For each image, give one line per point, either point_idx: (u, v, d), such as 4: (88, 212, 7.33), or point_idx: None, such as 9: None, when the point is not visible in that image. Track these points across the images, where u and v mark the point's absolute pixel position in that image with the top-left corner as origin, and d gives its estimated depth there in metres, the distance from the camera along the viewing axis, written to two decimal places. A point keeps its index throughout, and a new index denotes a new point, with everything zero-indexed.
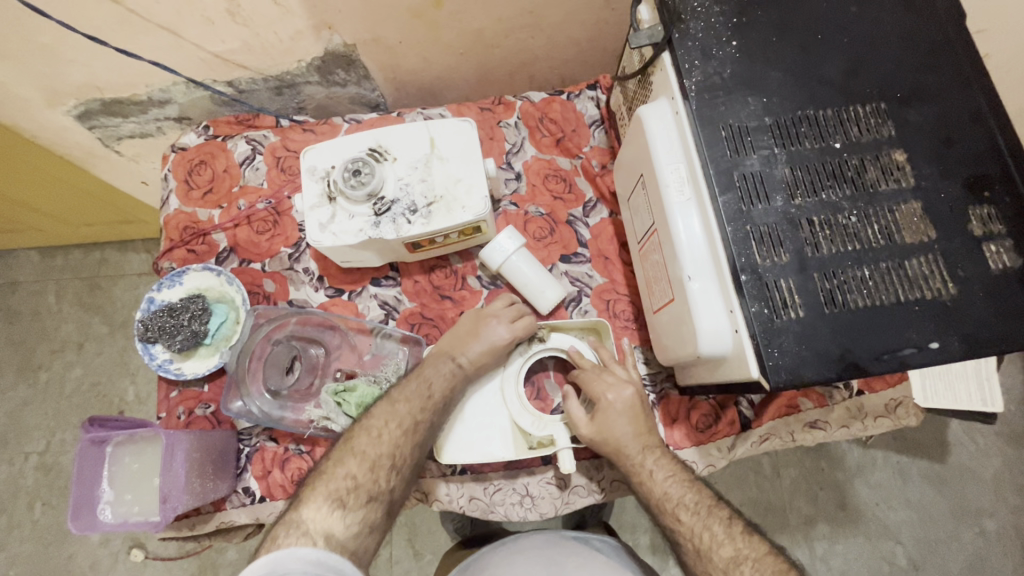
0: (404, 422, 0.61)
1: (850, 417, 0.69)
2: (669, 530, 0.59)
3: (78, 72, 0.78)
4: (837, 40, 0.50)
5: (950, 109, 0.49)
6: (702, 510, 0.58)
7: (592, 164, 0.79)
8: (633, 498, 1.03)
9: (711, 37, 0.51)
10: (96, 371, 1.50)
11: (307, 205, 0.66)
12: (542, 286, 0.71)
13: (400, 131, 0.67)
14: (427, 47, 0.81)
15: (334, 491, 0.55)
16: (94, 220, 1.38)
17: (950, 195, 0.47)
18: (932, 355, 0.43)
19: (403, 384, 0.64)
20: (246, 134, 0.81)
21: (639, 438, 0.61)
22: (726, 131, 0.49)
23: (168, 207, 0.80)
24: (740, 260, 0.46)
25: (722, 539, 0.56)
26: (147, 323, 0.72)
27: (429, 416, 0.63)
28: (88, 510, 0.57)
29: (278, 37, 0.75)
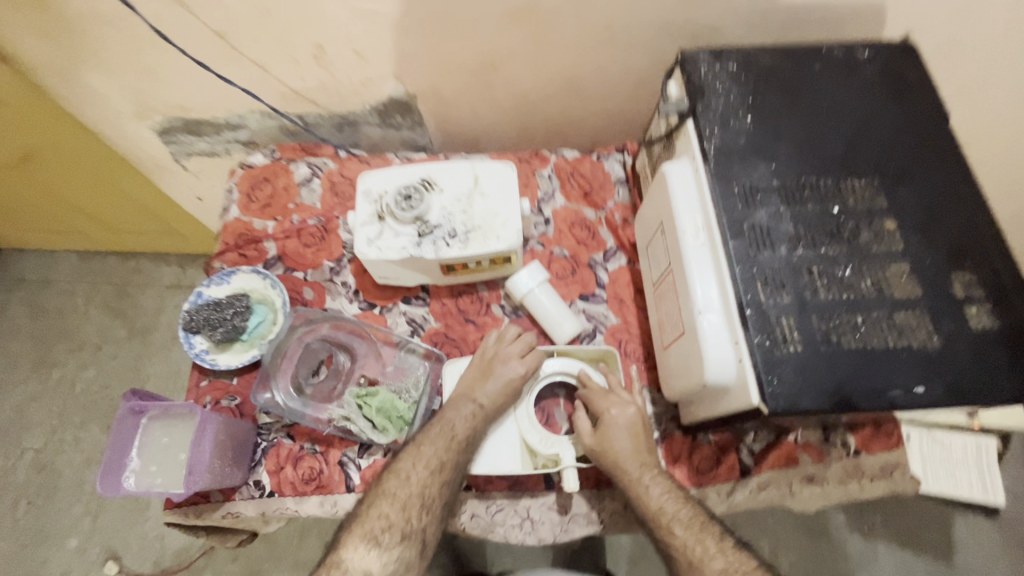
0: (430, 462, 0.64)
1: (847, 476, 0.71)
2: (663, 543, 0.61)
3: (172, 93, 0.90)
4: (837, 125, 0.59)
5: (935, 189, 0.56)
6: (694, 525, 0.60)
7: (615, 217, 0.86)
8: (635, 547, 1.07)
9: (729, 111, 0.60)
10: (109, 374, 1.53)
11: (359, 221, 0.73)
12: (560, 319, 0.77)
13: (449, 166, 0.76)
14: (477, 103, 0.92)
15: (369, 532, 0.61)
16: (141, 230, 1.47)
17: (934, 260, 0.53)
18: (918, 398, 0.48)
19: (427, 427, 0.67)
20: (309, 160, 0.91)
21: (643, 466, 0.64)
22: (739, 188, 0.56)
23: (228, 215, 0.89)
24: (746, 296, 0.52)
25: (713, 552, 0.59)
26: (193, 314, 0.78)
27: (455, 455, 0.66)
28: (117, 475, 0.60)
29: (351, 81, 0.87)
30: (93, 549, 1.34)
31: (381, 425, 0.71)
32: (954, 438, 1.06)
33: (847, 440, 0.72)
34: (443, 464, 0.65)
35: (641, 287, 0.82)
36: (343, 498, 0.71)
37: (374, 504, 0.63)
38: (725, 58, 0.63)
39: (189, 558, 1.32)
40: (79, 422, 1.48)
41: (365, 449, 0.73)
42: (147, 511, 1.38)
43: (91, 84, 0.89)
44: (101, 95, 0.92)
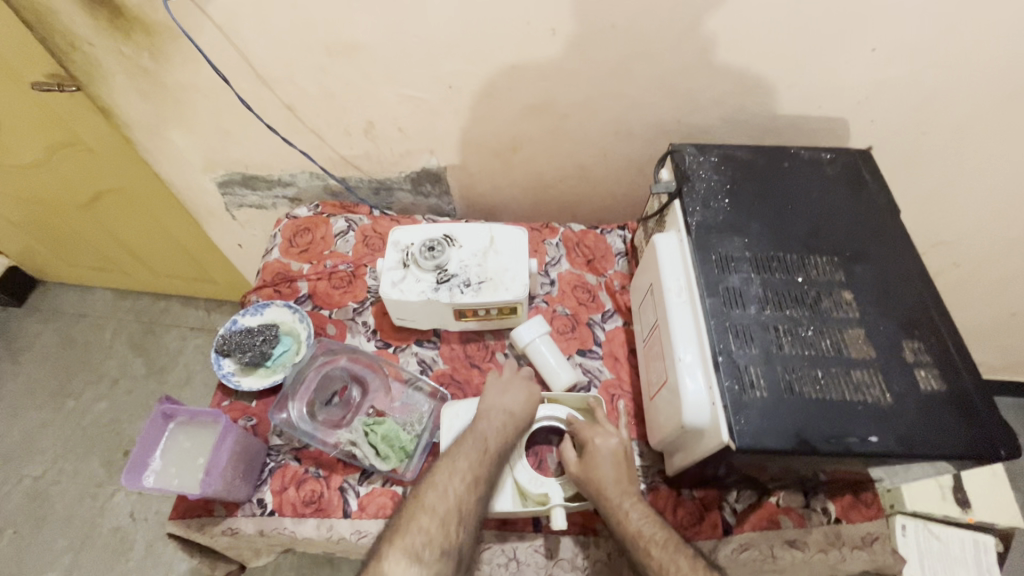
0: (439, 495, 0.68)
1: (828, 544, 0.73)
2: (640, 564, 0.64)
3: (239, 151, 1.05)
4: (802, 211, 0.70)
5: (886, 270, 0.65)
6: (669, 546, 0.64)
7: (614, 283, 0.96)
8: None
9: (710, 194, 0.71)
10: (120, 408, 1.57)
11: (386, 266, 0.83)
12: (558, 369, 0.83)
13: (468, 226, 0.87)
14: (498, 178, 1.05)
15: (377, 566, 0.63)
16: (178, 272, 1.59)
17: (886, 329, 0.60)
18: (872, 446, 0.53)
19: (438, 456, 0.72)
20: (347, 215, 1.03)
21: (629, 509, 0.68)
22: (716, 256, 0.66)
23: (270, 256, 1.00)
24: (719, 346, 0.59)
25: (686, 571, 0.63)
26: (227, 339, 0.87)
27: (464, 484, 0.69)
28: (139, 471, 0.65)
29: (393, 152, 1.01)
30: None
31: (384, 453, 0.75)
32: (950, 532, 1.05)
33: (826, 507, 0.75)
34: (439, 490, 0.68)
35: (634, 347, 0.89)
36: (339, 523, 0.74)
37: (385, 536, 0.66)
38: (708, 152, 0.75)
39: None
40: (81, 453, 1.50)
41: (365, 477, 0.77)
42: (130, 550, 1.36)
43: (173, 140, 1.04)
44: (178, 150, 1.07)
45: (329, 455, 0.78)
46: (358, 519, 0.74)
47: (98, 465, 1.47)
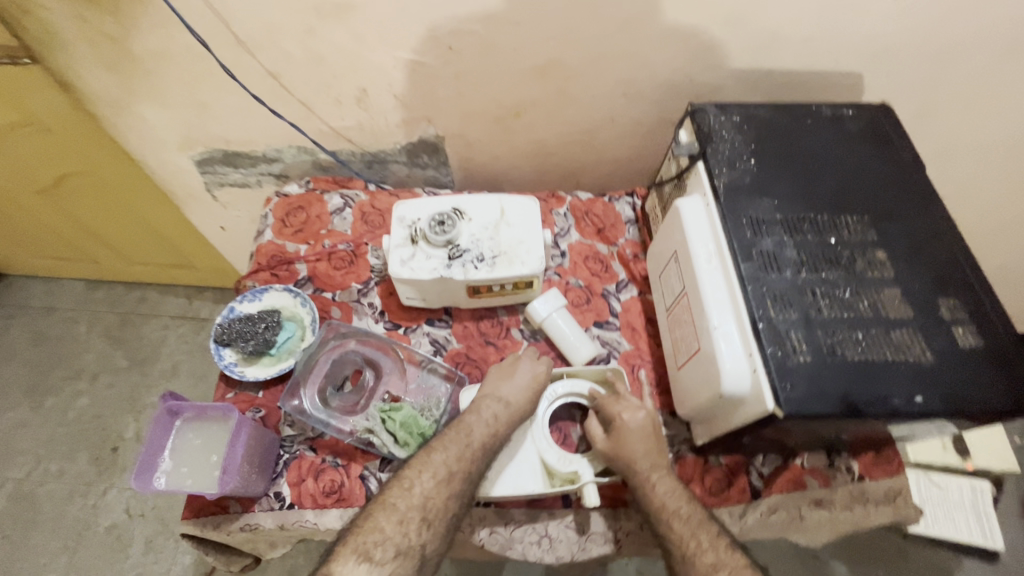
0: (448, 466, 0.66)
1: (853, 501, 0.74)
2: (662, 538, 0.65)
3: (218, 126, 0.97)
4: (830, 170, 0.68)
5: (919, 227, 0.63)
6: (693, 520, 0.64)
7: (626, 252, 0.93)
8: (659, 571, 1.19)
9: (735, 155, 0.68)
10: (103, 404, 1.49)
11: (393, 244, 0.79)
12: (578, 343, 0.81)
13: (477, 198, 0.82)
14: (499, 147, 1.01)
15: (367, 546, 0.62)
16: (155, 259, 1.50)
17: (922, 287, 0.59)
18: (917, 407, 0.52)
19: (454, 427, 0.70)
20: (342, 191, 0.97)
21: (661, 481, 0.67)
22: (746, 219, 0.63)
23: (262, 238, 0.94)
24: (758, 312, 0.57)
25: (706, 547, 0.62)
26: (226, 327, 0.81)
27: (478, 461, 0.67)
28: (148, 474, 0.61)
29: (387, 122, 0.95)
30: None
31: (403, 440, 0.72)
32: (948, 477, 1.10)
33: (851, 465, 0.75)
34: (468, 473, 0.66)
35: (651, 317, 0.87)
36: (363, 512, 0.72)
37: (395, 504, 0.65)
38: (730, 110, 0.72)
39: None
40: (66, 452, 1.43)
41: (386, 463, 0.74)
42: (129, 547, 1.32)
43: (143, 115, 0.96)
44: (150, 126, 0.98)
45: (346, 443, 0.75)
46: None
47: (85, 463, 1.41)
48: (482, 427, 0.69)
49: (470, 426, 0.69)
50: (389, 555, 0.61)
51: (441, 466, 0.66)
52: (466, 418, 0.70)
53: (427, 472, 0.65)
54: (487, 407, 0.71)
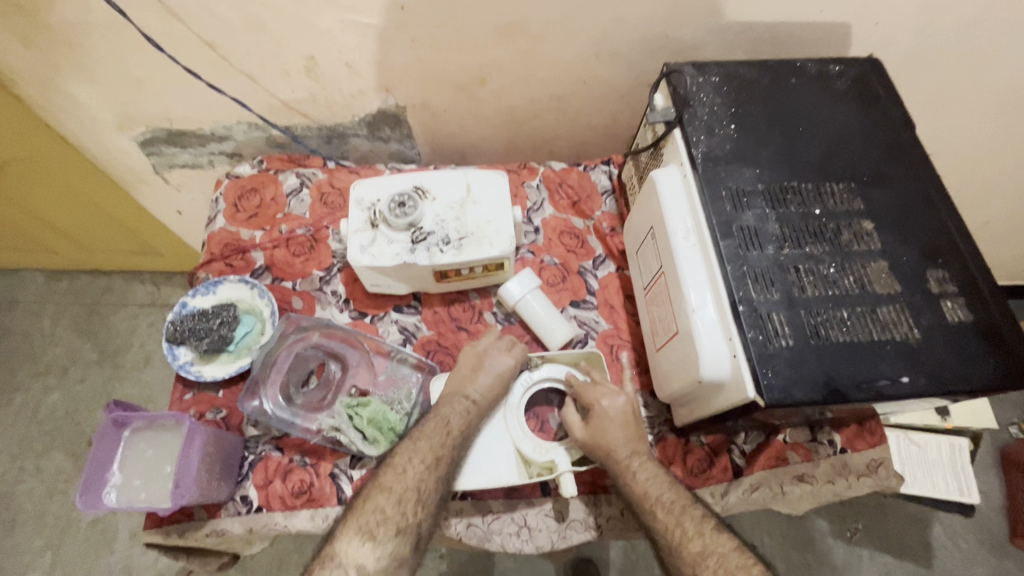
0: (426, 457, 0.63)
1: (835, 474, 0.73)
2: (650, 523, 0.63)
3: (157, 103, 0.89)
4: (815, 133, 0.63)
5: (907, 194, 0.60)
6: (675, 508, 0.62)
7: (603, 226, 0.89)
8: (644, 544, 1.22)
9: (714, 120, 0.63)
10: (74, 398, 1.44)
11: (351, 229, 0.73)
12: (553, 325, 0.77)
13: (441, 175, 0.77)
14: (466, 116, 0.94)
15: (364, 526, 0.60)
16: (113, 246, 1.42)
17: (910, 259, 0.56)
18: (904, 388, 0.50)
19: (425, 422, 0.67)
20: (298, 170, 0.91)
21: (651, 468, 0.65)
22: (726, 191, 0.59)
23: (214, 225, 0.88)
24: (738, 293, 0.54)
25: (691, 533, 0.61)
26: (178, 325, 0.76)
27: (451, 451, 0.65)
28: (96, 490, 0.58)
29: (342, 93, 0.87)
30: None
31: (372, 437, 0.69)
32: (927, 437, 1.11)
33: (832, 438, 0.74)
34: (441, 469, 0.64)
35: (630, 293, 0.83)
36: (334, 512, 0.69)
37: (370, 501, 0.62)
38: (708, 71, 0.66)
39: None
40: (40, 449, 1.39)
41: (357, 460, 0.72)
42: (114, 542, 1.29)
43: (72, 94, 0.87)
44: (82, 105, 0.90)
45: (314, 442, 0.72)
46: None
47: (62, 460, 1.38)
48: (454, 435, 0.66)
49: (441, 443, 0.65)
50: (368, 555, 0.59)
51: (414, 481, 0.62)
52: (437, 421, 0.67)
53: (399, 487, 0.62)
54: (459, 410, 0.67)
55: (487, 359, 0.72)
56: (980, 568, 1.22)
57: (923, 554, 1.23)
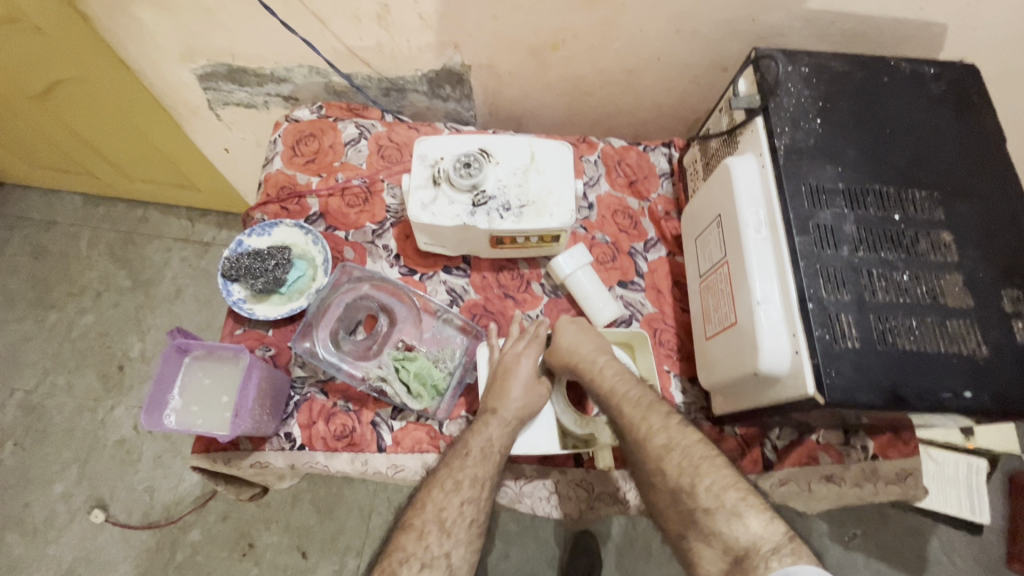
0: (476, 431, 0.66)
1: (864, 478, 0.73)
2: None
3: (223, 37, 0.88)
4: (902, 137, 0.61)
5: (989, 208, 0.58)
6: None
7: (657, 209, 0.88)
8: (648, 523, 1.25)
9: (800, 112, 0.61)
10: (108, 322, 1.48)
11: (414, 184, 0.73)
12: (600, 302, 0.78)
13: (506, 140, 0.76)
14: (530, 82, 0.92)
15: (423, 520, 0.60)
16: (154, 177, 1.43)
17: (986, 274, 0.55)
18: (966, 402, 0.50)
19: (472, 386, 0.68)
20: (357, 121, 0.90)
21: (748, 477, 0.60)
22: (806, 187, 0.58)
23: (271, 166, 0.88)
24: (809, 290, 0.53)
25: None
26: (233, 262, 0.77)
27: (498, 421, 0.66)
28: (158, 412, 0.60)
29: (409, 45, 0.86)
30: (80, 494, 1.32)
31: (416, 392, 0.71)
32: (947, 455, 1.11)
33: (866, 444, 0.74)
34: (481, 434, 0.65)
35: (679, 280, 0.83)
36: (374, 458, 0.71)
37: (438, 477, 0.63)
38: (798, 60, 0.64)
39: (178, 514, 1.30)
40: (72, 366, 1.43)
41: (399, 412, 0.73)
42: (139, 461, 1.35)
43: (141, 19, 0.86)
44: (149, 32, 0.89)
45: (358, 389, 0.73)
46: (394, 454, 0.72)
47: (93, 379, 1.42)
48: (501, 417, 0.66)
49: (478, 464, 0.63)
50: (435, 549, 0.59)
51: (456, 504, 0.61)
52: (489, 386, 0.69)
53: (441, 511, 0.60)
54: (489, 427, 0.66)
55: (517, 364, 0.70)
56: None
57: (920, 566, 1.25)
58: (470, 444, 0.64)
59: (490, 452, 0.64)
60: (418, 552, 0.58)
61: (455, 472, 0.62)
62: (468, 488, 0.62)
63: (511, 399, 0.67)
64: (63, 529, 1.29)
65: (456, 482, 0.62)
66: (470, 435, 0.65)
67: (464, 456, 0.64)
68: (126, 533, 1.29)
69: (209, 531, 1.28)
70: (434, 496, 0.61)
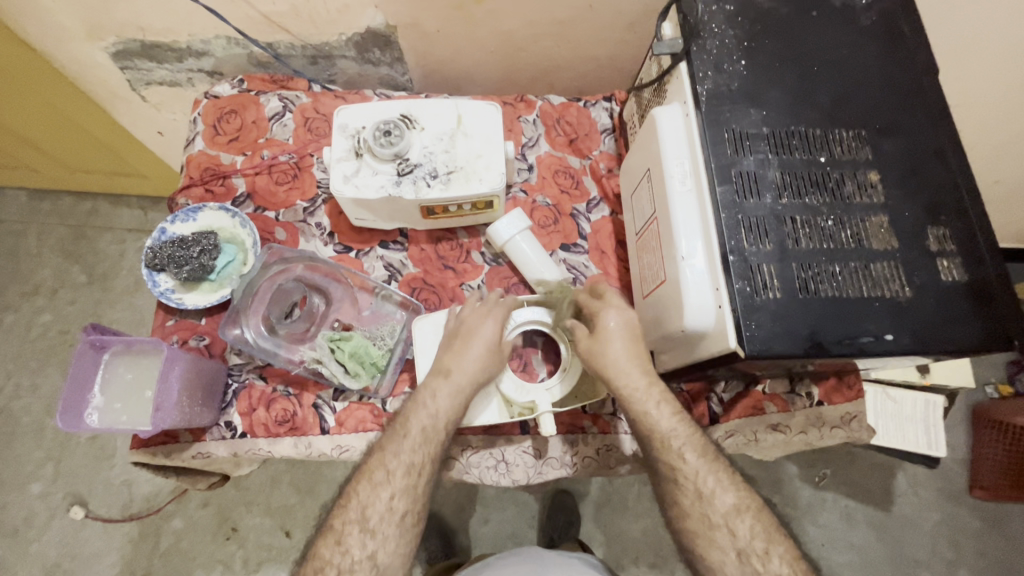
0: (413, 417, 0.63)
1: (809, 424, 0.74)
2: None
3: (125, 10, 0.82)
4: (829, 73, 0.59)
5: (916, 144, 0.56)
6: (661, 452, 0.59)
7: (599, 166, 0.85)
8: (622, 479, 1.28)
9: (723, 54, 0.58)
10: (68, 319, 1.44)
11: (334, 157, 0.69)
12: (542, 267, 0.76)
13: (430, 104, 0.72)
14: (460, 41, 0.87)
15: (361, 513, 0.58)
16: (94, 167, 1.36)
17: (912, 214, 0.54)
18: (887, 345, 0.50)
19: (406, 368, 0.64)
20: (280, 92, 0.85)
21: (689, 449, 0.62)
22: (729, 134, 0.55)
23: (193, 147, 0.83)
24: (730, 243, 0.52)
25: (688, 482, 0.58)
26: (156, 251, 0.74)
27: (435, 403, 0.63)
28: (78, 411, 0.58)
29: (325, 7, 0.80)
30: (57, 492, 1.31)
31: (354, 371, 0.70)
32: (904, 393, 1.13)
33: (811, 391, 0.75)
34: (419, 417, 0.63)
35: (623, 239, 0.81)
36: (317, 440, 0.70)
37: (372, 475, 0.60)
38: None
39: (157, 504, 1.30)
40: (35, 366, 1.40)
41: (340, 393, 0.72)
42: (113, 456, 1.34)
43: None
44: (46, 9, 0.82)
45: (296, 373, 0.72)
46: (337, 435, 0.71)
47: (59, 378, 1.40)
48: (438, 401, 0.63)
49: (415, 450, 0.61)
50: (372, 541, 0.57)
51: (384, 499, 0.59)
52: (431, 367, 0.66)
53: (367, 513, 0.58)
54: (434, 404, 0.63)
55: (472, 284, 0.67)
56: (936, 514, 1.29)
57: (886, 500, 1.29)
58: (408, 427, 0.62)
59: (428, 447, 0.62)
60: (337, 557, 0.57)
61: (386, 467, 0.60)
62: (400, 486, 0.60)
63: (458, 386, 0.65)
64: (44, 527, 1.29)
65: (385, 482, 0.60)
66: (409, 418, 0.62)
67: (401, 440, 0.61)
68: (108, 527, 1.29)
69: (190, 519, 1.29)
70: (360, 496, 0.59)
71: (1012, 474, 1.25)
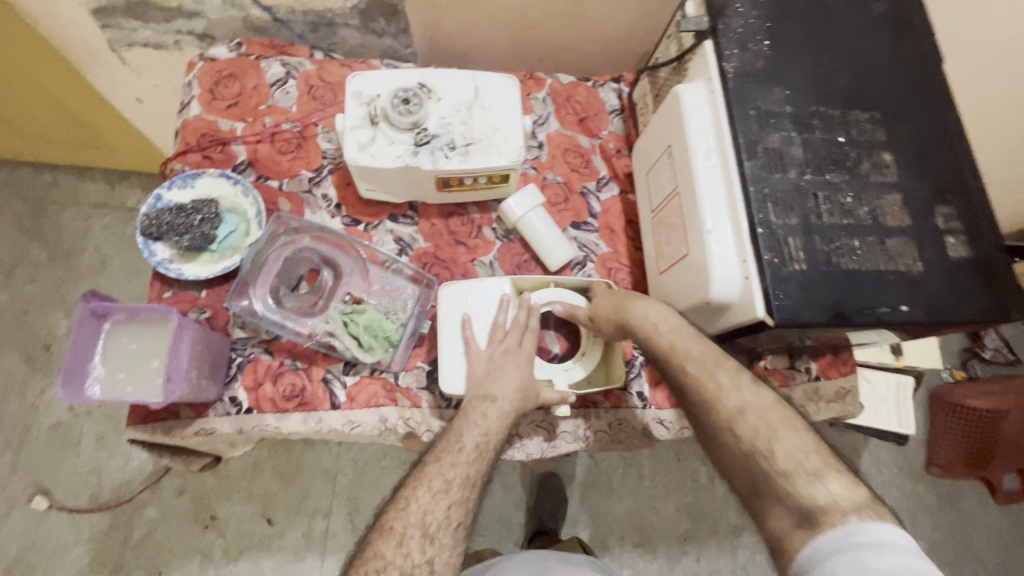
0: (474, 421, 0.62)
1: (807, 398, 0.78)
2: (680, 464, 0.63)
3: None
4: (846, 57, 0.61)
5: (924, 127, 0.59)
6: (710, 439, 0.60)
7: (609, 146, 0.86)
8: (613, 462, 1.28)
9: (748, 33, 0.59)
10: (25, 300, 1.28)
11: (349, 125, 0.67)
12: (554, 244, 0.76)
13: (447, 74, 0.71)
14: (472, 13, 0.85)
15: (420, 521, 0.56)
16: (64, 138, 1.21)
17: (921, 193, 0.57)
18: (901, 316, 0.52)
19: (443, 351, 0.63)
20: (282, 57, 0.81)
21: None
22: (754, 111, 0.57)
23: (188, 112, 0.79)
24: (758, 216, 0.53)
25: None
26: (153, 218, 0.70)
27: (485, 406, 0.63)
28: (79, 382, 0.55)
29: None
30: (15, 483, 1.18)
31: (367, 344, 0.68)
32: (879, 374, 1.19)
33: (809, 366, 0.78)
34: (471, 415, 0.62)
35: (632, 218, 0.82)
36: (327, 416, 0.69)
37: (426, 479, 0.58)
38: None
39: (130, 495, 1.18)
40: None
41: (351, 366, 0.71)
42: (79, 445, 1.21)
43: None
44: None
45: (305, 346, 0.70)
46: (349, 410, 0.69)
47: (16, 361, 1.24)
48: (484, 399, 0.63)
49: (471, 462, 0.59)
50: (428, 538, 0.55)
51: (442, 507, 0.57)
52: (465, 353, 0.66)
53: (426, 514, 0.56)
54: (487, 417, 0.62)
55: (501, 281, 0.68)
56: None
57: None
58: (464, 436, 0.60)
59: (485, 446, 0.61)
60: (397, 559, 0.54)
61: (444, 469, 0.58)
62: (458, 488, 0.58)
63: (505, 380, 0.64)
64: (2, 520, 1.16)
65: (445, 482, 0.58)
66: (464, 427, 0.61)
67: (457, 451, 0.60)
68: (75, 519, 1.17)
69: (166, 509, 1.18)
70: (418, 497, 0.57)
71: (967, 454, 1.26)
